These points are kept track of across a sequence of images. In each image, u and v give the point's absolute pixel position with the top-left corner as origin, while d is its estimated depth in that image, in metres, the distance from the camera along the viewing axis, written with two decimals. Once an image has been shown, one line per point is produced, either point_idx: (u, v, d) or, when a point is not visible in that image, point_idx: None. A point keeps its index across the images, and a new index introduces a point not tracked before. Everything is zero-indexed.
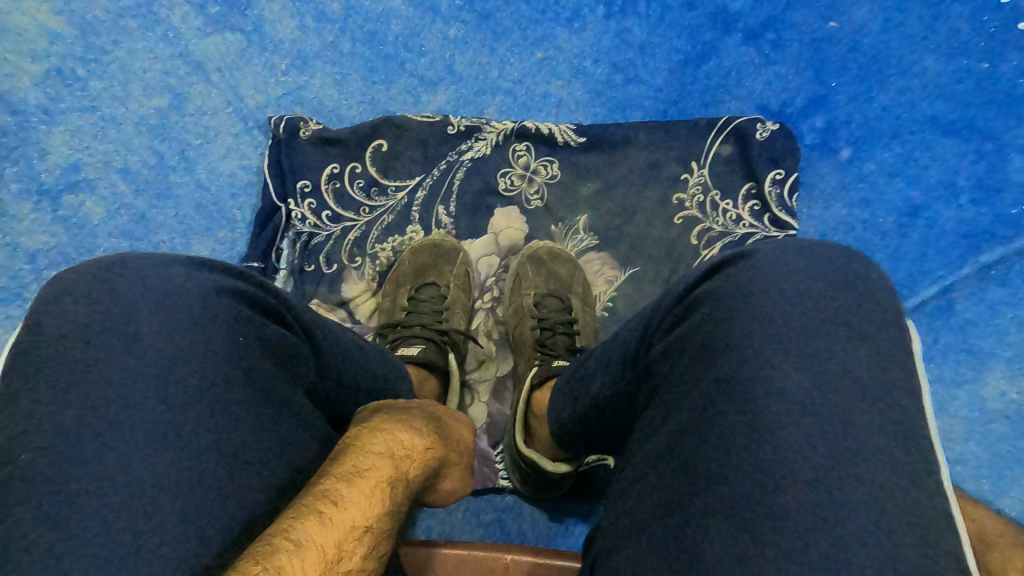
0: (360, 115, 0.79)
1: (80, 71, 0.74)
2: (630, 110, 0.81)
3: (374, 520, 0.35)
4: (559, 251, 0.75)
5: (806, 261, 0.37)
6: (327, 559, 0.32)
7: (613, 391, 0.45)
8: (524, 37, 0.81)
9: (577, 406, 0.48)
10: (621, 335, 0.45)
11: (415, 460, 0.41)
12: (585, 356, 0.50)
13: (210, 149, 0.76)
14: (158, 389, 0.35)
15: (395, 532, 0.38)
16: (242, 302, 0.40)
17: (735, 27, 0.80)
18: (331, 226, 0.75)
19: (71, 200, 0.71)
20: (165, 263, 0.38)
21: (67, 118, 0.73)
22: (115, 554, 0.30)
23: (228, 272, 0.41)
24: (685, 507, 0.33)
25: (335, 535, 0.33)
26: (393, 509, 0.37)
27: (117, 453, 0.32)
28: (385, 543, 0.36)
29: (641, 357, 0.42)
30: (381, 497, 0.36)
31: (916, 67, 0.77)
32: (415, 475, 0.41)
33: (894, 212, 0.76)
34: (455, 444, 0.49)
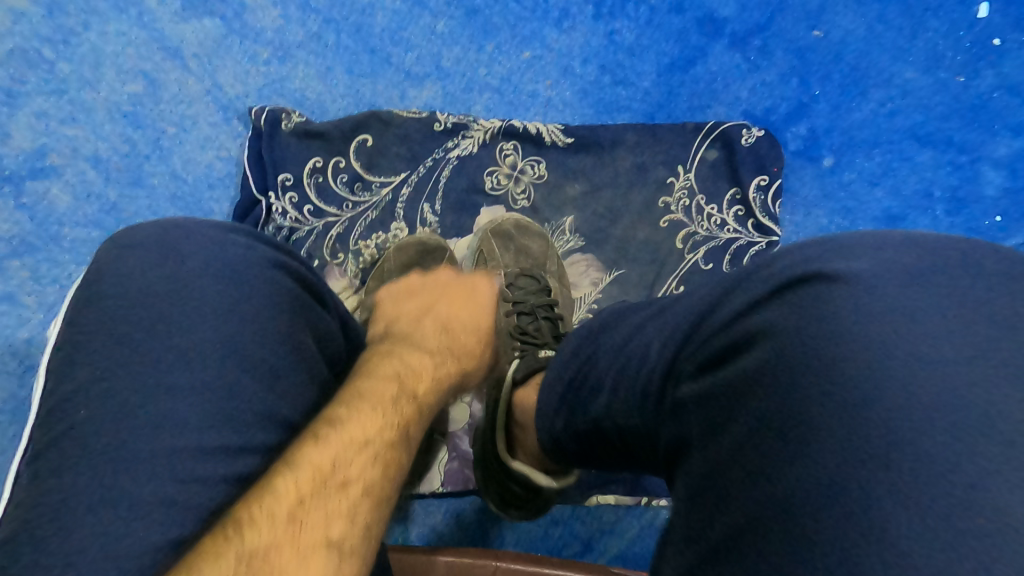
0: (345, 108, 0.78)
1: (47, 52, 0.70)
2: (618, 112, 0.81)
3: (374, 434, 0.41)
4: (528, 224, 0.75)
5: (896, 291, 0.31)
6: (323, 471, 0.38)
7: (621, 398, 0.43)
8: (513, 35, 0.80)
9: (580, 406, 0.47)
10: (635, 333, 0.44)
11: (421, 377, 0.50)
12: (592, 352, 0.47)
13: (187, 138, 0.73)
14: (147, 384, 0.37)
15: (405, 443, 0.44)
16: (290, 277, 0.45)
17: (722, 33, 0.81)
18: (313, 221, 0.74)
19: (36, 187, 0.68)
20: (227, 235, 0.44)
21: (32, 101, 0.69)
22: (109, 540, 0.33)
23: (281, 249, 0.47)
24: (743, 574, 0.28)
25: (332, 451, 0.39)
26: (394, 422, 0.43)
27: (113, 448, 0.35)
28: (392, 453, 0.42)
29: (666, 377, 0.39)
30: (379, 416, 0.43)
31: (896, 78, 0.79)
32: (421, 391, 0.49)
33: (874, 221, 0.78)
34: (466, 342, 0.59)
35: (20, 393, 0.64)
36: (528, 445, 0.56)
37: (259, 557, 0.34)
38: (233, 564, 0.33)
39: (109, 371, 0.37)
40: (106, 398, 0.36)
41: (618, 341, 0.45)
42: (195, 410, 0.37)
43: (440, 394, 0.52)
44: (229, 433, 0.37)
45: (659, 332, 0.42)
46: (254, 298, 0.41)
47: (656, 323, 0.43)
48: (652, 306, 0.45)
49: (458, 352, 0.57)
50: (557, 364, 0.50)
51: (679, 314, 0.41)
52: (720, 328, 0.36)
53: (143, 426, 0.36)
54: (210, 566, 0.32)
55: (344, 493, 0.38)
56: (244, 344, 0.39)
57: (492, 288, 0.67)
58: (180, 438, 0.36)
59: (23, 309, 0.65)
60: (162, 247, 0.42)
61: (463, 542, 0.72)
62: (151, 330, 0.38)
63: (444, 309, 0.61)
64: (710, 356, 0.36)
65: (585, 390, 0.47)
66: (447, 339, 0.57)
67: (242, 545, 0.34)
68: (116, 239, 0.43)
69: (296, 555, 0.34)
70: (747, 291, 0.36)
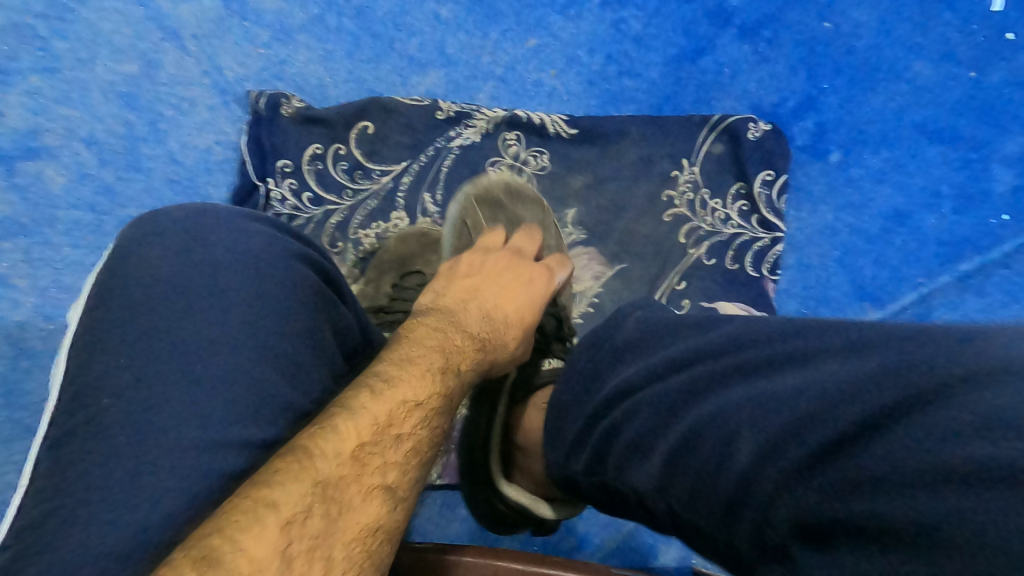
0: (346, 94, 0.76)
1: (42, 30, 0.69)
2: (623, 103, 0.79)
3: (424, 397, 0.41)
4: (520, 186, 0.73)
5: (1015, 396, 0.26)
6: (379, 423, 0.37)
7: (666, 475, 0.36)
8: (518, 22, 0.79)
9: (610, 468, 0.40)
10: (707, 391, 0.36)
11: (466, 353, 0.47)
12: (631, 408, 0.40)
13: (185, 121, 0.72)
14: (156, 370, 0.38)
15: (451, 409, 0.43)
16: (305, 263, 0.46)
17: (731, 23, 0.79)
18: (312, 209, 0.73)
19: (30, 168, 0.67)
20: (250, 223, 0.46)
21: (26, 79, 0.68)
22: (120, 515, 0.34)
23: (300, 239, 0.49)
24: None
25: (386, 405, 0.38)
26: (440, 387, 0.42)
27: (122, 431, 0.36)
28: (439, 417, 0.42)
29: (740, 472, 0.32)
30: (430, 379, 0.42)
31: (906, 72, 0.78)
32: (466, 366, 0.46)
33: (880, 218, 0.77)
34: (512, 331, 0.53)
35: (13, 378, 0.63)
36: (533, 471, 0.54)
37: (330, 486, 0.34)
38: (311, 488, 0.33)
39: (125, 357, 0.38)
40: (123, 385, 0.38)
41: (678, 397, 0.37)
42: (206, 396, 0.38)
43: (480, 377, 0.49)
44: (230, 419, 0.38)
45: (737, 400, 0.34)
46: (270, 282, 0.43)
47: (739, 384, 0.35)
48: (726, 353, 0.37)
49: (501, 339, 0.51)
50: (580, 420, 0.44)
51: (768, 383, 0.34)
52: (843, 435, 0.29)
53: (153, 410, 0.37)
54: (291, 485, 0.33)
55: (398, 447, 0.38)
56: (252, 331, 0.41)
57: (547, 278, 0.58)
58: (193, 424, 0.37)
59: (17, 292, 0.64)
60: (186, 234, 0.44)
61: (461, 535, 0.72)
62: (175, 318, 0.40)
63: (494, 289, 0.54)
64: (825, 474, 0.29)
65: (620, 453, 0.39)
66: (490, 325, 0.51)
67: (316, 473, 0.34)
68: (139, 225, 0.44)
69: (358, 493, 0.35)
70: (887, 395, 0.29)
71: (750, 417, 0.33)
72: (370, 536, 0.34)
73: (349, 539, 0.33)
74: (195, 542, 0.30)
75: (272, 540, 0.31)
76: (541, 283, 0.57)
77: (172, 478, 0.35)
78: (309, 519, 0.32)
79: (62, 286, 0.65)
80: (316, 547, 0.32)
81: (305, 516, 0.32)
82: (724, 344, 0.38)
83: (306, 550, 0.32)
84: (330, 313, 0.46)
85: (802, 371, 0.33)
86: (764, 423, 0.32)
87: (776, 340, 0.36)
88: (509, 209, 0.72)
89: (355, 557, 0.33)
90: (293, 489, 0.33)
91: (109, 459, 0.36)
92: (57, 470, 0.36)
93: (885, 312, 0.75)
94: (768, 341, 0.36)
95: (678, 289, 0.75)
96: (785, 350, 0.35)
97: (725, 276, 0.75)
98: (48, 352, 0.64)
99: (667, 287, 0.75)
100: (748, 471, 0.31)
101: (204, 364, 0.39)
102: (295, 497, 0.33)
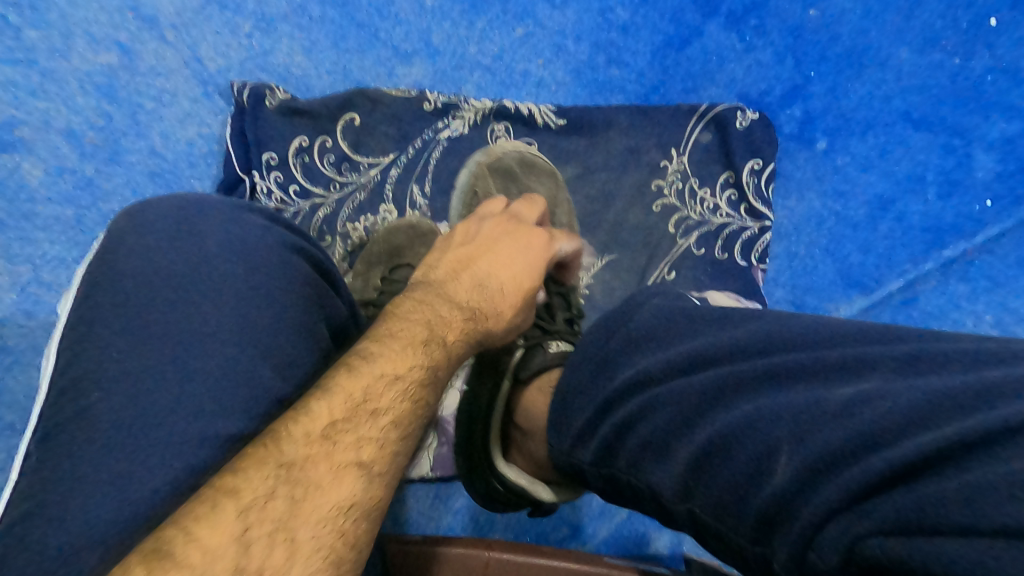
0: (331, 85, 0.75)
1: (15, 20, 0.67)
2: (611, 93, 0.79)
3: (403, 371, 0.40)
4: (533, 158, 0.73)
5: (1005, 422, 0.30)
6: (353, 400, 0.37)
7: (690, 478, 0.37)
8: (505, 11, 0.78)
9: (623, 463, 0.41)
10: (736, 397, 0.37)
11: (454, 326, 0.46)
12: (652, 403, 0.40)
13: (166, 113, 0.71)
14: (135, 363, 0.37)
15: (437, 384, 0.42)
16: (295, 251, 0.46)
17: (718, 12, 0.79)
18: (299, 202, 0.72)
19: (6, 162, 0.65)
20: (240, 213, 0.46)
21: (0, 71, 0.66)
22: (101, 511, 0.34)
23: (291, 229, 0.49)
24: None
25: (362, 381, 0.38)
26: (424, 361, 0.42)
27: (103, 425, 0.36)
28: (423, 392, 0.41)
29: (776, 488, 0.33)
30: (412, 353, 0.42)
31: (892, 60, 0.78)
32: (454, 338, 0.45)
33: (866, 205, 0.77)
34: (507, 303, 0.51)
35: None
36: (535, 455, 0.55)
37: (297, 466, 0.34)
38: (274, 471, 0.33)
39: (104, 351, 0.38)
40: (101, 380, 0.37)
41: (705, 398, 0.38)
42: (188, 389, 0.37)
43: (472, 350, 0.48)
44: (212, 412, 0.37)
45: (772, 411, 0.35)
46: (258, 270, 0.42)
47: (771, 393, 0.36)
48: (756, 356, 0.38)
49: (493, 308, 0.50)
50: (590, 410, 0.43)
51: (803, 397, 0.35)
52: (891, 464, 0.30)
53: (133, 404, 0.36)
54: (254, 470, 0.33)
55: (374, 422, 0.37)
56: (236, 323, 0.40)
57: (545, 245, 0.56)
58: (174, 417, 0.37)
59: None
60: (173, 223, 0.43)
61: (453, 527, 0.72)
62: (164, 308, 0.39)
63: (489, 258, 0.53)
64: (838, 483, 0.31)
65: (635, 450, 0.40)
66: (484, 297, 0.50)
67: (281, 455, 0.34)
68: (126, 215, 0.44)
69: (329, 470, 0.34)
70: (930, 431, 0.31)
71: (787, 432, 0.34)
72: (342, 514, 0.34)
73: (319, 518, 0.33)
74: (170, 526, 0.31)
75: (228, 526, 0.31)
76: (539, 251, 0.55)
77: (155, 472, 0.35)
78: (270, 503, 0.32)
79: (43, 283, 0.64)
80: (280, 529, 0.32)
81: (267, 500, 0.32)
82: (754, 347, 0.39)
83: (268, 533, 0.31)
84: (322, 302, 0.45)
85: (842, 389, 0.34)
86: (803, 441, 0.33)
87: (813, 351, 0.37)
88: (522, 180, 0.72)
89: (327, 535, 0.33)
90: (257, 475, 0.33)
91: (91, 454, 0.35)
92: (36, 466, 0.35)
93: (872, 299, 0.75)
94: (803, 351, 0.37)
95: (667, 278, 0.75)
96: (822, 363, 0.36)
97: (713, 265, 0.75)
98: (30, 349, 0.63)
99: (657, 277, 0.75)
100: (786, 489, 0.33)
101: (187, 358, 0.38)
102: (256, 483, 0.33)
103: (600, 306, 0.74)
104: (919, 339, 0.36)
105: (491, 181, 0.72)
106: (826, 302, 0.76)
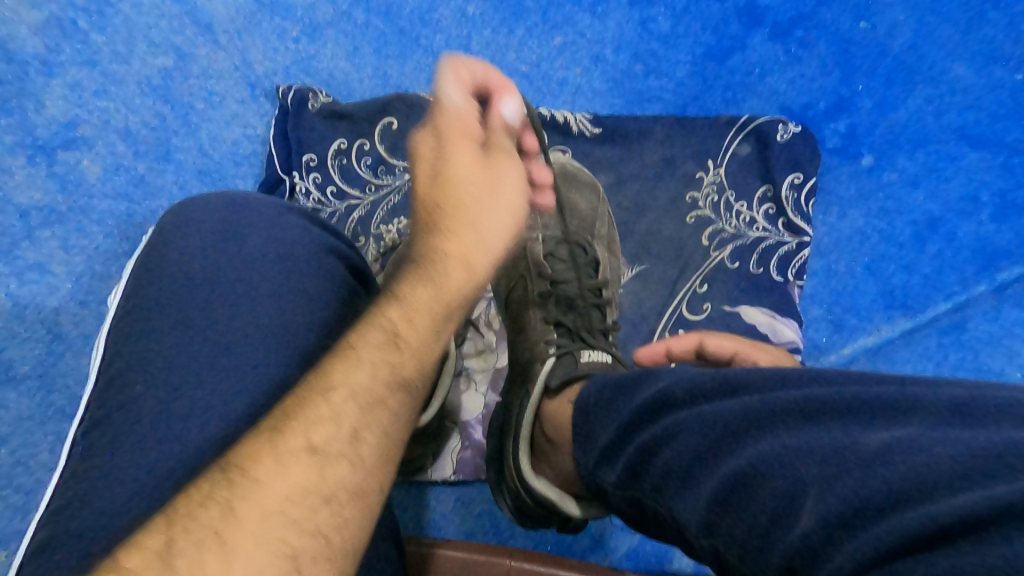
0: (371, 90, 0.77)
1: (82, 23, 0.71)
2: (648, 103, 0.78)
3: (359, 342, 0.37)
4: (576, 170, 0.72)
5: None
6: (306, 384, 0.36)
7: (712, 513, 0.35)
8: (545, 19, 0.79)
9: (646, 486, 0.40)
10: (765, 430, 0.35)
11: (406, 280, 0.40)
12: (674, 426, 0.39)
13: (214, 114, 0.73)
14: (184, 359, 0.39)
15: (401, 342, 0.38)
16: (328, 252, 0.46)
17: (762, 23, 0.78)
18: (335, 203, 0.73)
19: (67, 157, 0.69)
20: (283, 212, 0.47)
21: (66, 71, 0.70)
22: (148, 503, 0.35)
23: (328, 230, 0.49)
24: None
25: (318, 364, 0.37)
26: (379, 323, 0.38)
27: (152, 418, 0.37)
28: (382, 353, 0.37)
29: (801, 534, 0.31)
30: (369, 320, 0.38)
31: (946, 74, 0.76)
32: (407, 291, 0.40)
33: (913, 224, 0.75)
34: (453, 216, 0.42)
35: (47, 361, 0.65)
36: (562, 467, 0.53)
37: (242, 464, 0.32)
38: (216, 473, 0.32)
39: (157, 345, 0.39)
40: (155, 373, 0.38)
41: (726, 427, 0.37)
42: (236, 386, 0.38)
43: (439, 291, 0.40)
44: (259, 411, 0.38)
45: (794, 452, 0.33)
46: (296, 271, 0.43)
47: (803, 428, 0.34)
48: (785, 385, 0.37)
49: (441, 239, 0.42)
50: (614, 427, 0.43)
51: (835, 438, 0.32)
52: (925, 524, 0.27)
53: (182, 399, 0.38)
54: (203, 476, 0.32)
55: (326, 400, 0.34)
56: (283, 323, 0.41)
57: (456, 118, 0.44)
58: (221, 414, 0.38)
59: (53, 278, 0.66)
60: (217, 221, 0.44)
61: (473, 532, 0.72)
62: (205, 308, 0.40)
63: (420, 180, 0.44)
64: (872, 530, 0.28)
65: (656, 477, 0.39)
66: (428, 233, 0.42)
67: (233, 455, 0.33)
68: (174, 212, 0.45)
69: (273, 463, 0.32)
70: (983, 489, 0.27)
71: (814, 476, 0.32)
72: (292, 505, 0.31)
73: (262, 514, 0.30)
74: (169, 531, 0.30)
75: (153, 541, 0.29)
76: (456, 134, 0.43)
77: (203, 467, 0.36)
78: (203, 510, 0.30)
79: (96, 274, 0.67)
80: (209, 535, 0.29)
81: (202, 504, 0.31)
82: (788, 376, 0.37)
83: (196, 540, 0.29)
84: (356, 303, 0.46)
85: (876, 432, 0.32)
86: (832, 487, 0.31)
87: (856, 387, 0.34)
88: (564, 193, 0.71)
89: (275, 531, 0.30)
90: (206, 477, 0.32)
91: (139, 447, 0.36)
92: (88, 455, 0.36)
93: (916, 322, 0.73)
94: (837, 384, 0.35)
95: (699, 292, 0.74)
96: (857, 400, 0.34)
97: (747, 281, 0.73)
98: (81, 338, 0.66)
99: (688, 290, 0.74)
100: (809, 536, 0.30)
101: (236, 357, 0.39)
102: (200, 488, 0.31)
103: (630, 317, 0.73)
104: (981, 386, 0.33)
105: None
106: (867, 323, 0.73)
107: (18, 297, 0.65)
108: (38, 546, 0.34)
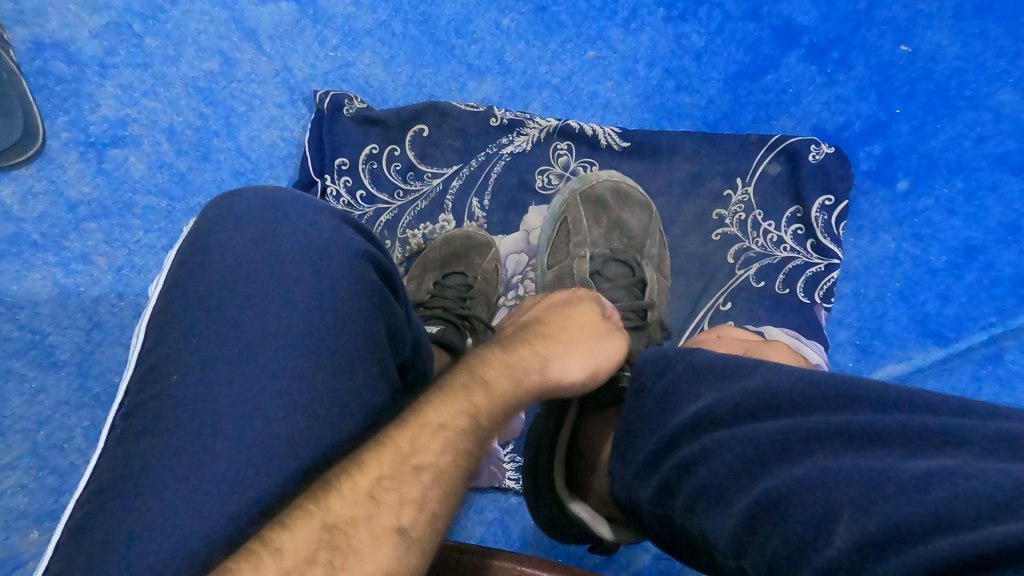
0: (404, 98, 0.78)
1: (137, 27, 0.74)
2: (678, 118, 0.78)
3: (448, 419, 0.38)
4: (630, 192, 0.72)
5: None
6: (399, 451, 0.36)
7: (743, 532, 0.35)
8: (579, 33, 0.79)
9: (678, 504, 0.40)
10: (806, 451, 0.35)
11: (494, 363, 0.43)
12: (710, 446, 0.39)
13: (254, 116, 0.76)
14: (216, 356, 0.39)
15: (479, 430, 0.39)
16: (360, 254, 0.46)
17: (799, 43, 0.77)
18: (364, 206, 0.75)
19: (116, 154, 0.72)
20: (318, 211, 0.47)
21: (119, 73, 0.73)
22: (174, 498, 0.35)
23: (361, 232, 0.50)
24: None
25: (408, 432, 0.37)
26: (464, 407, 0.39)
27: (184, 413, 0.37)
28: (461, 440, 0.38)
29: (829, 557, 0.31)
30: (453, 397, 0.39)
31: (988, 100, 0.74)
32: (494, 374, 0.42)
33: (948, 251, 0.73)
34: (550, 327, 0.48)
35: (86, 349, 0.67)
36: (599, 490, 0.53)
37: (340, 528, 0.33)
38: (319, 533, 0.33)
39: (193, 342, 0.40)
40: (189, 369, 0.39)
41: (768, 450, 0.36)
42: (265, 388, 0.39)
43: (523, 383, 0.43)
44: (284, 411, 0.38)
45: (832, 476, 0.33)
46: (331, 271, 0.44)
47: (844, 455, 0.34)
48: (829, 410, 0.37)
49: (537, 338, 0.47)
50: (652, 443, 0.43)
51: (875, 465, 0.33)
52: (957, 556, 0.28)
53: (212, 396, 0.38)
54: (299, 526, 0.33)
55: (416, 479, 0.36)
56: (312, 324, 0.41)
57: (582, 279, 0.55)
58: (247, 413, 0.38)
59: (95, 269, 0.69)
60: (258, 221, 0.45)
61: (484, 539, 0.72)
62: (239, 306, 0.41)
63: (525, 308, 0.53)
64: (899, 557, 0.29)
65: (690, 494, 0.39)
66: (524, 330, 0.48)
67: (326, 514, 0.33)
68: (213, 208, 0.45)
69: (369, 535, 0.33)
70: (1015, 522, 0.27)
71: (848, 500, 0.32)
72: None
73: None
74: None
75: None
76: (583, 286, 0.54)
77: (230, 465, 0.36)
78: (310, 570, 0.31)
79: (135, 266, 0.70)
80: None
81: (308, 565, 0.31)
82: (831, 399, 0.37)
83: None
84: (384, 308, 0.46)
85: (916, 462, 0.32)
86: (865, 511, 0.31)
87: (895, 415, 0.35)
88: (615, 211, 0.71)
89: None
90: (302, 532, 0.33)
91: (170, 440, 0.37)
92: (125, 448, 0.37)
93: (948, 351, 0.71)
94: (883, 413, 0.35)
95: (721, 309, 0.73)
96: (901, 429, 0.34)
97: (773, 301, 0.72)
98: (117, 327, 0.68)
99: (710, 308, 0.73)
100: (839, 561, 0.31)
101: (264, 359, 0.39)
102: (299, 543, 0.32)
103: None
104: (1001, 416, 0.33)
105: (581, 210, 0.71)
106: (895, 351, 0.72)
107: (62, 287, 0.68)
108: (74, 534, 0.34)
